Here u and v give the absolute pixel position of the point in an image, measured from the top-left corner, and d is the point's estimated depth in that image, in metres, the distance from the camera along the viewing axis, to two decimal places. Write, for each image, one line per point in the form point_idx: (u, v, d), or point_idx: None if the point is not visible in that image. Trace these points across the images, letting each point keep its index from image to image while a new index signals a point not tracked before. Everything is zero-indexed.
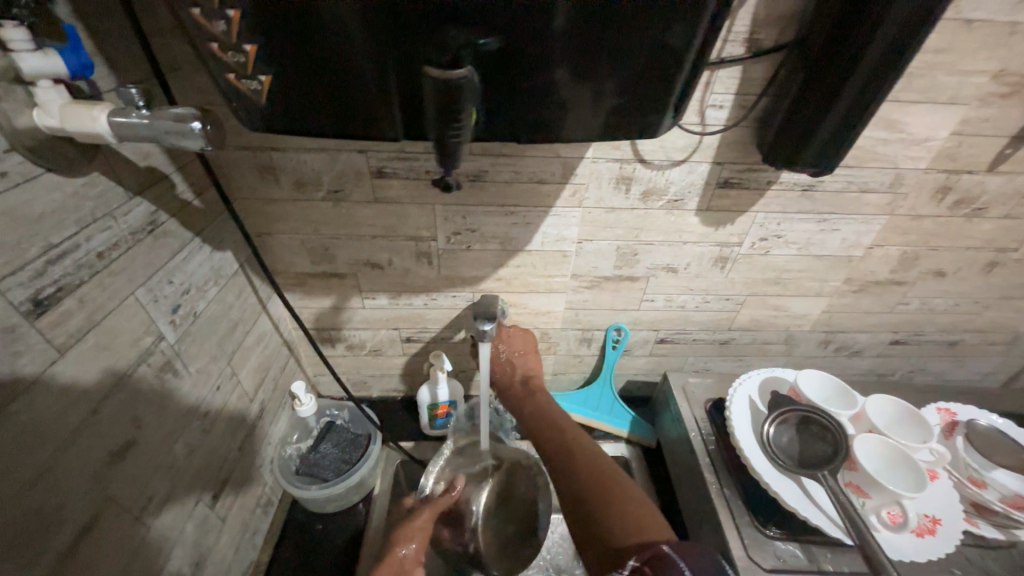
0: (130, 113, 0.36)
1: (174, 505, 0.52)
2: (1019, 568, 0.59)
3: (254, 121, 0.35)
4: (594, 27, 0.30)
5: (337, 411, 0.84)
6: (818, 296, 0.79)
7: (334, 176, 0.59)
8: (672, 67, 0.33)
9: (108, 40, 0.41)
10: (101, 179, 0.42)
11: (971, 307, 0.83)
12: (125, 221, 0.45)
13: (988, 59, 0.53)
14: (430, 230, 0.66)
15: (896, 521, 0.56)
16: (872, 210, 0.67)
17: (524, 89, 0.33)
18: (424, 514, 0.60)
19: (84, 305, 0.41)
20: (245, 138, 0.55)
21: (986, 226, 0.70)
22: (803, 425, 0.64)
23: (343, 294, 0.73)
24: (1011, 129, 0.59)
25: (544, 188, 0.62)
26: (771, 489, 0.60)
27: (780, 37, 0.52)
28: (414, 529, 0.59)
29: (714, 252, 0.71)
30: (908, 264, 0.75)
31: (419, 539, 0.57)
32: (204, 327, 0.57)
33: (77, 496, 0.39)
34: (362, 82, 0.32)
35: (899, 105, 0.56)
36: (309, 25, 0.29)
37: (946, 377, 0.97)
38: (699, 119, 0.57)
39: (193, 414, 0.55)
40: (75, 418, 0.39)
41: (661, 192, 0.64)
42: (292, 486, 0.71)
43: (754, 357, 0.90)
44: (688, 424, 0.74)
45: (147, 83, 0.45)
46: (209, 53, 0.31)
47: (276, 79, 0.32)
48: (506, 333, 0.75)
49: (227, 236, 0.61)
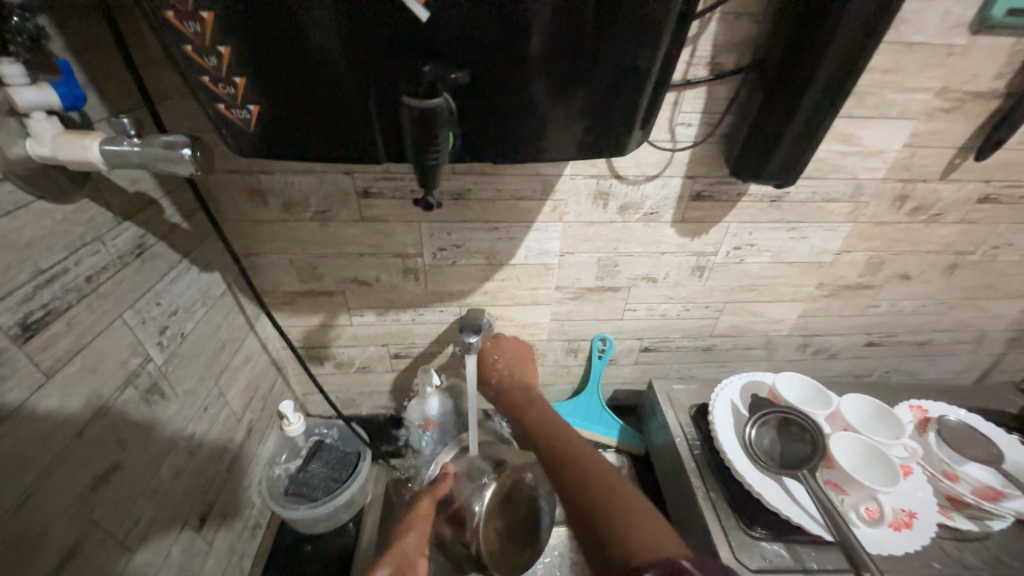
0: (122, 141, 0.37)
1: (160, 529, 0.51)
2: (994, 558, 0.61)
3: (243, 147, 0.37)
4: (561, 56, 0.32)
5: (326, 429, 0.85)
6: (793, 301, 0.82)
7: (322, 197, 0.61)
8: (634, 89, 0.36)
9: (100, 72, 0.42)
10: (90, 205, 0.43)
11: (938, 308, 0.86)
12: (113, 245, 0.45)
13: (930, 77, 0.57)
14: (416, 247, 0.67)
15: (873, 517, 0.57)
16: (837, 218, 0.71)
17: (499, 113, 0.35)
18: (424, 505, 0.65)
19: (72, 328, 0.41)
20: (234, 162, 0.57)
21: (944, 231, 0.75)
22: (783, 426, 0.66)
23: (332, 312, 0.74)
24: (958, 140, 0.64)
25: (526, 204, 0.64)
26: (753, 489, 0.62)
27: (740, 60, 0.55)
28: (415, 522, 0.63)
29: (691, 261, 0.74)
30: (875, 268, 0.79)
31: (420, 529, 0.62)
32: (192, 348, 0.57)
33: (59, 523, 0.39)
34: (346, 110, 0.34)
35: (853, 120, 0.60)
36: (295, 60, 0.31)
37: (920, 376, 1.01)
38: (670, 137, 0.60)
39: (180, 436, 0.55)
40: (59, 442, 0.39)
41: (637, 206, 0.67)
42: (281, 507, 0.71)
43: (736, 362, 0.93)
44: (674, 431, 0.75)
45: (137, 111, 0.47)
46: (201, 85, 0.33)
47: (264, 108, 0.33)
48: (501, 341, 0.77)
49: (215, 257, 0.62)
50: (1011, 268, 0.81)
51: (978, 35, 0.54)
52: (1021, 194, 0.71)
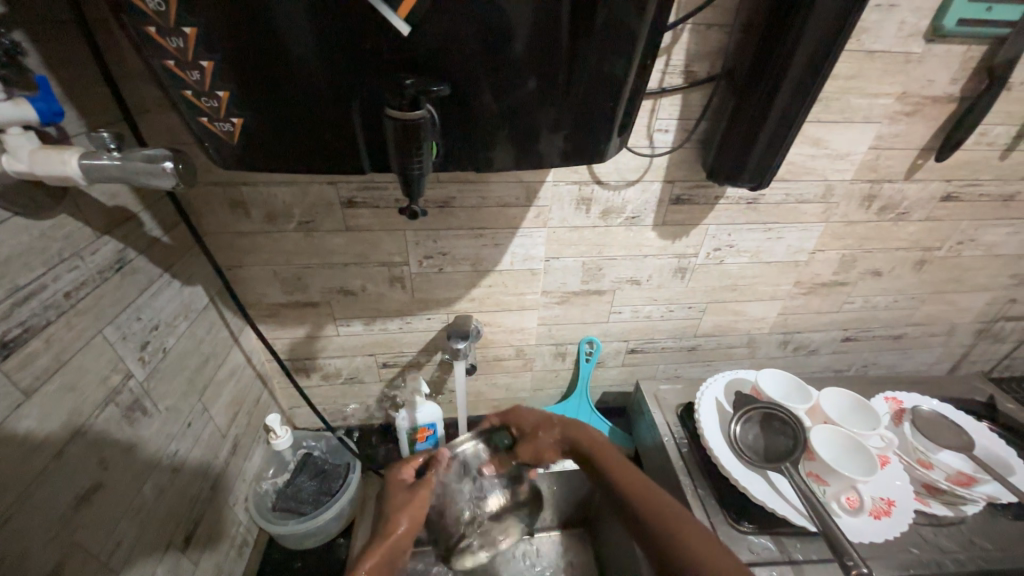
0: (101, 156, 0.37)
1: (144, 549, 0.50)
2: (969, 541, 0.63)
3: (225, 159, 0.37)
4: (539, 66, 0.34)
5: (314, 442, 0.84)
6: (772, 299, 0.85)
7: (306, 208, 0.61)
8: (614, 93, 0.37)
9: (77, 87, 0.42)
10: (68, 221, 0.42)
11: (909, 302, 0.90)
12: (92, 260, 0.45)
13: (890, 83, 0.60)
14: (402, 255, 0.68)
15: (854, 505, 0.61)
16: (810, 218, 0.74)
17: (481, 122, 0.36)
18: (421, 494, 0.63)
19: (51, 345, 0.40)
20: (216, 174, 0.57)
21: (911, 228, 0.78)
22: (766, 421, 0.67)
23: (318, 323, 0.74)
24: (919, 141, 0.67)
25: (510, 211, 0.65)
26: (739, 483, 0.63)
27: (712, 69, 0.57)
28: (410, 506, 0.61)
29: (673, 263, 0.76)
30: (848, 266, 0.82)
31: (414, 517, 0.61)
32: (174, 363, 0.56)
33: (41, 545, 0.38)
34: (329, 123, 0.34)
35: (821, 124, 0.63)
36: (278, 76, 0.32)
37: (897, 369, 1.05)
38: (649, 142, 0.62)
39: (163, 453, 0.54)
40: (39, 462, 0.38)
41: (619, 211, 0.68)
42: (268, 523, 0.69)
43: (721, 361, 0.95)
44: (661, 430, 0.76)
45: (116, 125, 0.47)
46: (182, 99, 0.33)
47: (247, 121, 0.34)
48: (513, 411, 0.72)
49: (197, 270, 0.61)
50: (975, 263, 0.85)
51: (932, 43, 0.58)
52: (980, 192, 0.75)
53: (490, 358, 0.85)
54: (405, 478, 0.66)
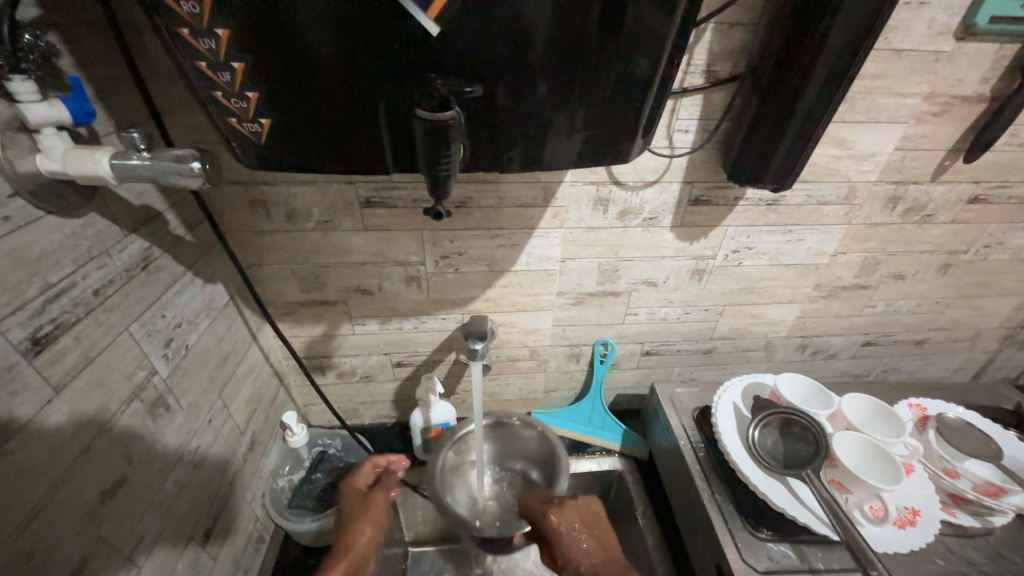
0: (131, 156, 0.38)
1: (164, 545, 0.50)
2: (997, 554, 0.61)
3: (253, 159, 0.37)
4: (566, 68, 0.33)
5: (330, 440, 0.84)
6: (791, 302, 0.83)
7: (324, 208, 0.61)
8: (639, 94, 0.37)
9: (107, 88, 0.43)
10: (97, 219, 0.43)
11: (933, 307, 0.88)
12: (120, 258, 0.46)
13: (919, 82, 0.59)
14: (418, 255, 0.68)
15: (878, 515, 0.59)
16: (832, 220, 0.72)
17: (507, 122, 0.36)
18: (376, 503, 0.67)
19: (80, 342, 0.41)
20: (238, 173, 0.57)
21: (936, 231, 0.76)
22: (785, 427, 0.66)
23: (334, 322, 0.74)
24: (947, 142, 0.65)
25: (527, 211, 0.65)
26: (758, 490, 0.62)
27: (734, 68, 0.57)
28: (373, 518, 0.65)
29: (691, 265, 0.75)
30: (870, 269, 0.80)
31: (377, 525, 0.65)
32: (196, 360, 0.57)
33: (67, 539, 0.39)
34: (357, 125, 0.34)
35: (846, 124, 0.62)
36: (306, 80, 0.32)
37: (918, 375, 1.02)
38: (668, 143, 0.61)
39: (184, 450, 0.54)
40: (68, 457, 0.39)
41: (637, 211, 0.68)
42: (285, 520, 0.70)
43: (737, 364, 0.94)
44: (677, 433, 0.75)
45: (143, 125, 0.47)
46: (212, 100, 0.33)
47: (275, 122, 0.34)
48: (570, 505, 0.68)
49: (218, 269, 0.62)
50: (1003, 267, 0.83)
51: (963, 41, 0.56)
52: (1010, 194, 0.73)
53: (504, 358, 0.85)
54: (360, 488, 0.71)
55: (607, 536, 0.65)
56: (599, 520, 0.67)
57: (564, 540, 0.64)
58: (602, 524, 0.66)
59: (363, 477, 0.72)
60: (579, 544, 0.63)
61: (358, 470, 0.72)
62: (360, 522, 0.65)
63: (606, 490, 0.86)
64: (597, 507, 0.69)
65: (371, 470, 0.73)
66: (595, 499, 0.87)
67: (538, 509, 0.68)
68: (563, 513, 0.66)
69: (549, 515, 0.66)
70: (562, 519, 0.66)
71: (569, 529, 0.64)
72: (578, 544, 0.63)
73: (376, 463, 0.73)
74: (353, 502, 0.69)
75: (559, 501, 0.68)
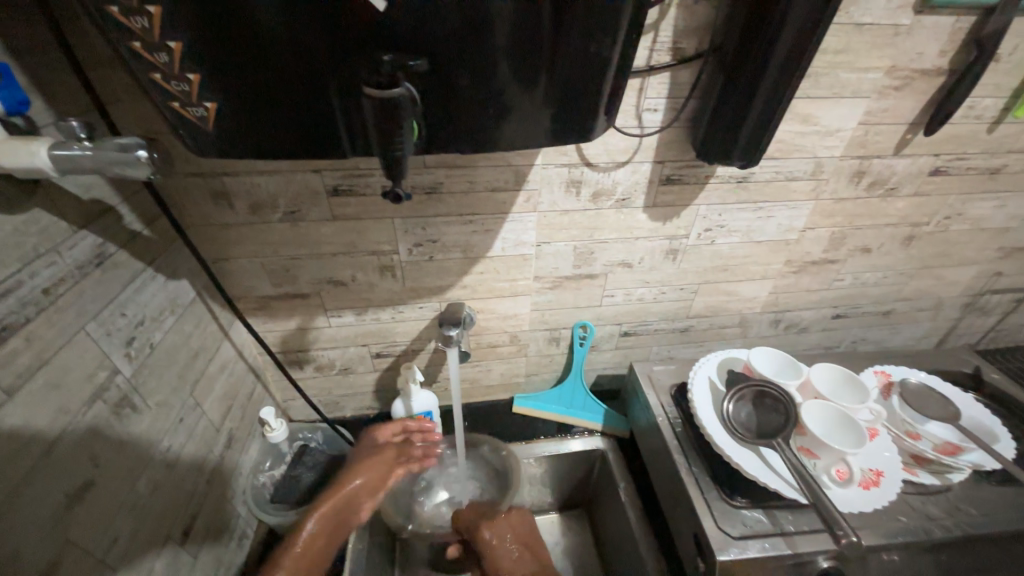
0: (72, 145, 0.37)
1: (139, 547, 0.49)
2: (955, 507, 0.64)
3: (202, 147, 0.36)
4: (524, 45, 0.33)
5: (310, 433, 0.83)
6: (763, 279, 0.85)
7: (291, 198, 0.60)
8: (598, 70, 0.36)
9: (43, 75, 0.41)
10: (43, 215, 0.41)
11: (898, 278, 0.91)
12: (70, 255, 0.44)
13: (880, 57, 0.60)
14: (391, 244, 0.67)
15: (844, 477, 0.62)
16: (800, 196, 0.73)
17: (465, 101, 0.35)
18: (381, 457, 0.71)
19: (32, 343, 0.39)
20: (196, 164, 0.55)
21: (900, 204, 0.78)
22: (758, 399, 0.68)
23: (308, 315, 0.73)
24: (908, 116, 0.67)
25: (499, 196, 0.65)
26: (732, 460, 0.64)
27: (700, 45, 0.56)
28: (373, 469, 0.69)
29: (665, 245, 0.76)
30: (838, 243, 0.82)
31: (370, 475, 0.68)
32: (162, 359, 0.56)
33: (33, 544, 0.38)
34: (307, 105, 0.33)
35: (812, 100, 0.62)
36: (251, 61, 0.31)
37: (885, 344, 1.06)
38: (637, 122, 0.61)
39: (155, 449, 0.53)
40: (27, 460, 0.38)
41: (610, 193, 0.68)
42: (267, 514, 0.70)
43: (713, 341, 0.96)
44: (655, 411, 0.77)
45: (87, 114, 0.45)
46: (151, 84, 0.32)
47: (222, 105, 0.33)
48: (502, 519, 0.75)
49: (182, 264, 0.60)
50: (962, 237, 0.86)
51: (921, 15, 0.57)
52: (969, 165, 0.75)
53: (484, 345, 0.85)
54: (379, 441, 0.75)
55: (532, 547, 0.72)
56: (530, 531, 0.75)
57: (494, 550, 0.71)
58: (532, 537, 0.74)
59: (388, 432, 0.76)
60: (509, 554, 0.70)
61: (386, 425, 0.77)
62: (357, 470, 0.68)
63: (589, 470, 0.88)
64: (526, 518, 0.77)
65: (399, 429, 0.77)
66: (580, 479, 0.89)
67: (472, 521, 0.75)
68: (496, 528, 0.73)
69: (484, 531, 0.73)
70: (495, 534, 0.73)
71: (499, 542, 0.72)
72: (507, 552, 0.71)
73: (405, 425, 0.77)
74: (364, 453, 0.72)
75: (492, 516, 0.75)
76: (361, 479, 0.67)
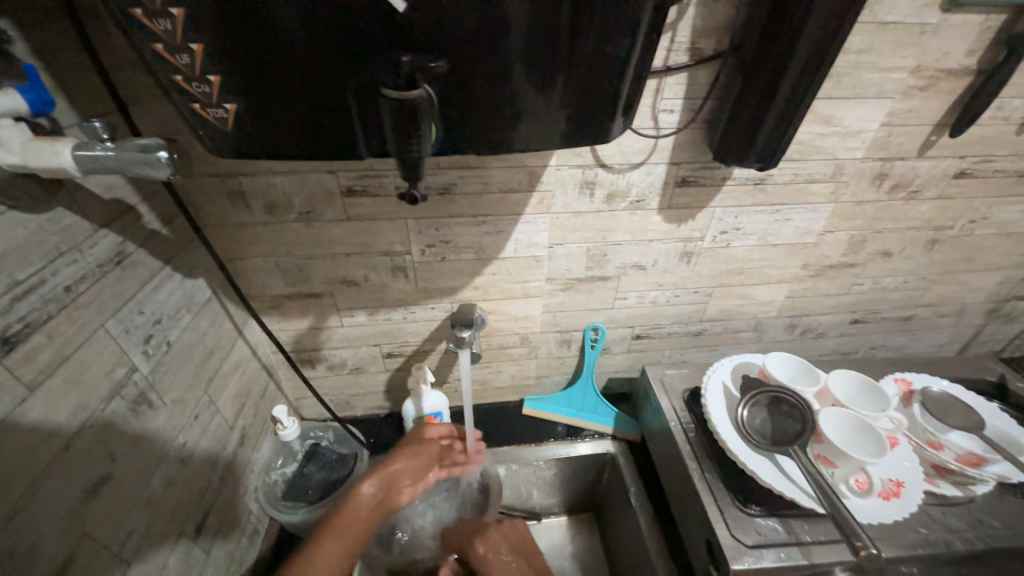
0: (95, 146, 0.37)
1: (153, 542, 0.50)
2: (978, 520, 0.62)
3: (221, 148, 0.36)
4: (541, 48, 0.32)
5: (321, 432, 0.83)
6: (779, 282, 0.83)
7: (306, 198, 0.60)
8: (616, 72, 0.36)
9: (67, 76, 0.41)
10: (65, 214, 0.42)
11: (919, 283, 0.89)
12: (91, 254, 0.44)
13: (905, 57, 0.58)
14: (404, 244, 0.67)
15: (863, 488, 0.61)
16: (820, 199, 0.72)
17: (481, 102, 0.35)
18: (426, 448, 0.72)
19: (53, 340, 0.40)
20: (214, 164, 0.56)
21: (923, 207, 0.76)
22: (774, 405, 0.67)
23: (321, 314, 0.73)
24: (932, 117, 0.65)
25: (513, 196, 0.64)
26: (746, 467, 0.63)
27: (718, 44, 0.55)
28: (416, 455, 0.71)
29: (679, 247, 0.75)
30: (858, 247, 0.80)
31: (411, 460, 0.70)
32: (178, 356, 0.56)
33: (51, 537, 0.38)
34: (325, 107, 0.33)
35: (833, 101, 0.61)
36: (269, 61, 0.31)
37: (905, 351, 1.04)
38: (653, 123, 0.60)
39: (170, 445, 0.54)
40: (47, 454, 0.39)
41: (624, 194, 0.67)
42: (278, 511, 0.70)
43: (727, 345, 0.94)
44: (668, 415, 0.76)
45: (108, 115, 0.46)
46: (174, 86, 0.32)
47: (241, 106, 0.33)
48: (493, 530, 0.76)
49: (198, 263, 0.61)
50: (988, 242, 0.83)
51: (948, 13, 0.55)
52: (996, 168, 0.73)
53: (495, 347, 0.85)
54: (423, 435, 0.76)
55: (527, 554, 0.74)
56: (524, 540, 0.76)
57: (491, 561, 0.72)
58: (528, 546, 0.75)
59: (435, 430, 0.77)
60: (505, 564, 0.71)
61: (434, 424, 0.78)
62: (400, 454, 0.70)
63: (599, 474, 0.87)
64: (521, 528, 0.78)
65: (445, 432, 0.78)
66: (589, 483, 0.88)
67: (466, 537, 0.76)
68: (489, 542, 0.74)
69: (476, 545, 0.74)
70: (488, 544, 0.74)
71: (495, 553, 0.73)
72: (504, 563, 0.71)
73: (451, 430, 0.79)
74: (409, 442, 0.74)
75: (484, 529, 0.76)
76: (404, 462, 0.69)
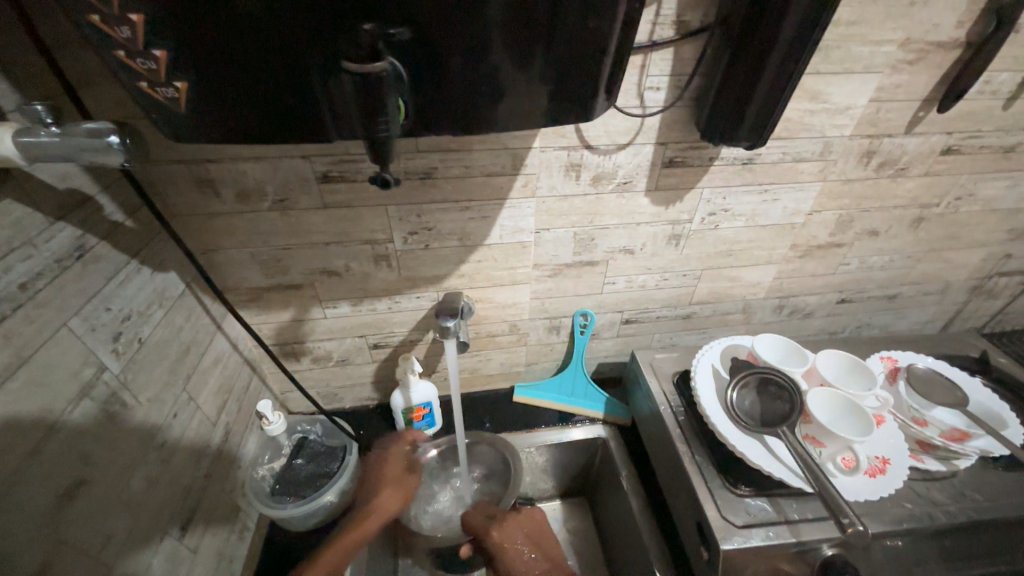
0: (39, 131, 0.34)
1: (137, 543, 0.49)
2: (961, 493, 0.63)
3: (177, 132, 0.34)
4: (517, 17, 0.30)
5: (309, 426, 0.81)
6: (768, 264, 0.83)
7: (280, 185, 0.57)
8: (599, 46, 0.34)
9: (7, 55, 0.38)
10: (14, 206, 0.39)
11: (905, 261, 0.89)
12: (47, 248, 0.42)
13: (894, 28, 0.57)
14: (385, 232, 0.65)
15: (850, 466, 0.61)
16: (808, 177, 0.71)
17: (456, 78, 0.33)
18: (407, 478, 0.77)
19: (11, 340, 0.38)
20: (178, 151, 0.53)
21: (910, 185, 0.76)
22: (762, 387, 0.67)
23: (303, 306, 0.71)
24: (921, 92, 0.64)
25: (497, 180, 0.62)
26: (736, 449, 0.63)
27: (705, 17, 0.53)
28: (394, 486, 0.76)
29: (667, 230, 0.74)
30: (845, 226, 0.80)
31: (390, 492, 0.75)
32: (152, 353, 0.54)
33: (24, 545, 0.37)
34: (287, 84, 0.31)
35: (821, 76, 0.60)
36: (222, 34, 0.28)
37: (890, 329, 1.05)
38: (639, 102, 0.59)
39: (149, 444, 0.52)
40: (12, 460, 0.37)
41: (611, 176, 0.65)
42: (266, 507, 0.67)
43: (716, 328, 0.94)
44: (657, 399, 0.76)
45: (58, 99, 0.43)
46: (117, 63, 0.30)
47: (192, 85, 0.31)
48: (513, 517, 0.75)
49: (169, 256, 0.58)
50: (973, 219, 0.84)
51: None
52: (982, 143, 0.72)
53: (483, 335, 0.83)
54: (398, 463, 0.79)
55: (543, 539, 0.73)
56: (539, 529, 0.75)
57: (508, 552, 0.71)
58: (543, 534, 0.74)
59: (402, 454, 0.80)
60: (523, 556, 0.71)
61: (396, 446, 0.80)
62: (383, 486, 0.75)
63: (591, 458, 0.87)
64: (538, 517, 0.77)
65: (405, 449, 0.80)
66: (581, 467, 0.89)
67: (483, 523, 0.74)
68: (506, 529, 0.73)
69: (493, 533, 0.73)
70: (505, 533, 0.73)
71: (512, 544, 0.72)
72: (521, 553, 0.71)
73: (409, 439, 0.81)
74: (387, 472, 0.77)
75: (501, 517, 0.75)
76: (387, 491, 0.74)
